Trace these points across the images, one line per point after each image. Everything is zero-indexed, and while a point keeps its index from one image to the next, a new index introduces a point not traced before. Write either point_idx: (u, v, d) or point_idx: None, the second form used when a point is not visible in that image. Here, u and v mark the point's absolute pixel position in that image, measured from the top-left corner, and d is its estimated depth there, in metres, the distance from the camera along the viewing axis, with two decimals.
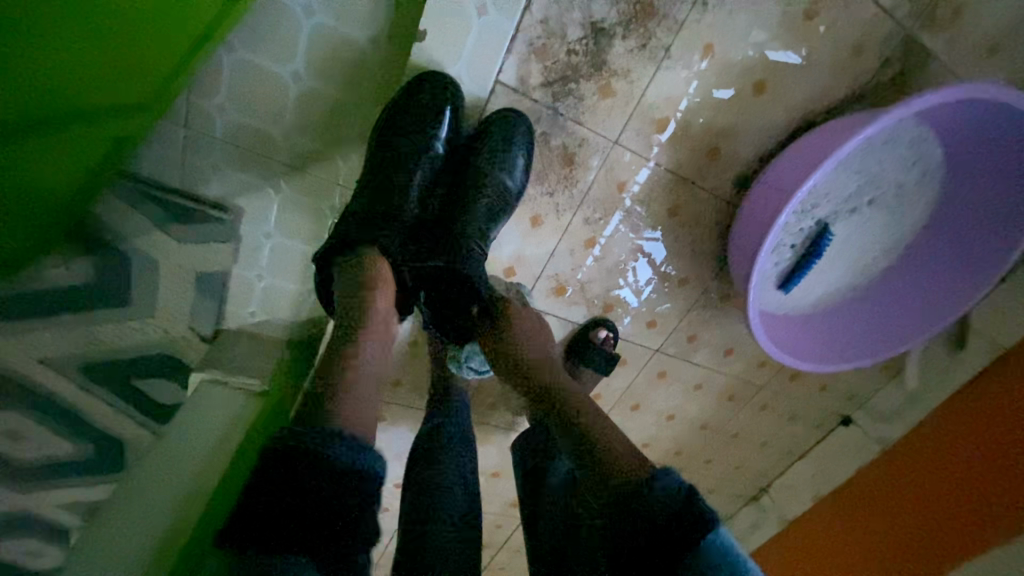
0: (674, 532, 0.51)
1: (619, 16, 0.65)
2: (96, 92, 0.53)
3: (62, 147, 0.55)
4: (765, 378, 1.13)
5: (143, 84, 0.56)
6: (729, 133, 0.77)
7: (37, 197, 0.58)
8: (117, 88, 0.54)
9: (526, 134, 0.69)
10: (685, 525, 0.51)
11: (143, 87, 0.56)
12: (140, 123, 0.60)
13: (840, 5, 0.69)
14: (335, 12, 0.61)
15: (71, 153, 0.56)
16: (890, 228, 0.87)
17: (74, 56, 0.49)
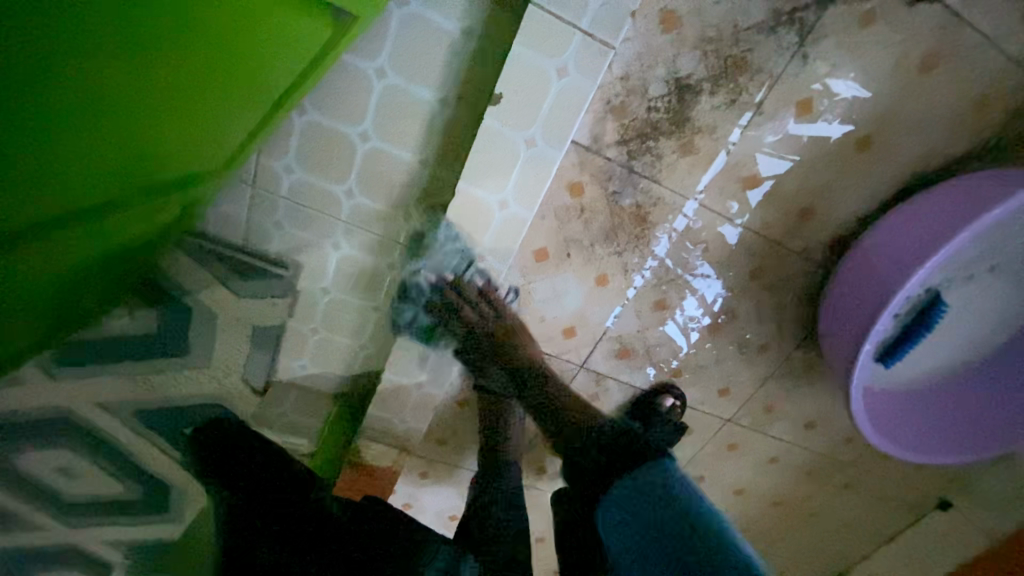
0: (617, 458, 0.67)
1: (707, 71, 0.59)
2: (165, 114, 0.48)
3: (121, 173, 0.50)
4: (851, 455, 1.00)
5: (208, 151, 0.54)
6: (825, 193, 0.69)
7: (117, 253, 0.60)
8: (190, 121, 0.50)
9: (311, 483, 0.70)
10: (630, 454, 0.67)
11: (209, 152, 0.54)
12: (204, 185, 0.59)
13: (963, 55, 0.61)
14: (407, 71, 0.58)
15: (142, 217, 0.57)
16: (1016, 299, 0.75)
17: (137, 133, 0.48)
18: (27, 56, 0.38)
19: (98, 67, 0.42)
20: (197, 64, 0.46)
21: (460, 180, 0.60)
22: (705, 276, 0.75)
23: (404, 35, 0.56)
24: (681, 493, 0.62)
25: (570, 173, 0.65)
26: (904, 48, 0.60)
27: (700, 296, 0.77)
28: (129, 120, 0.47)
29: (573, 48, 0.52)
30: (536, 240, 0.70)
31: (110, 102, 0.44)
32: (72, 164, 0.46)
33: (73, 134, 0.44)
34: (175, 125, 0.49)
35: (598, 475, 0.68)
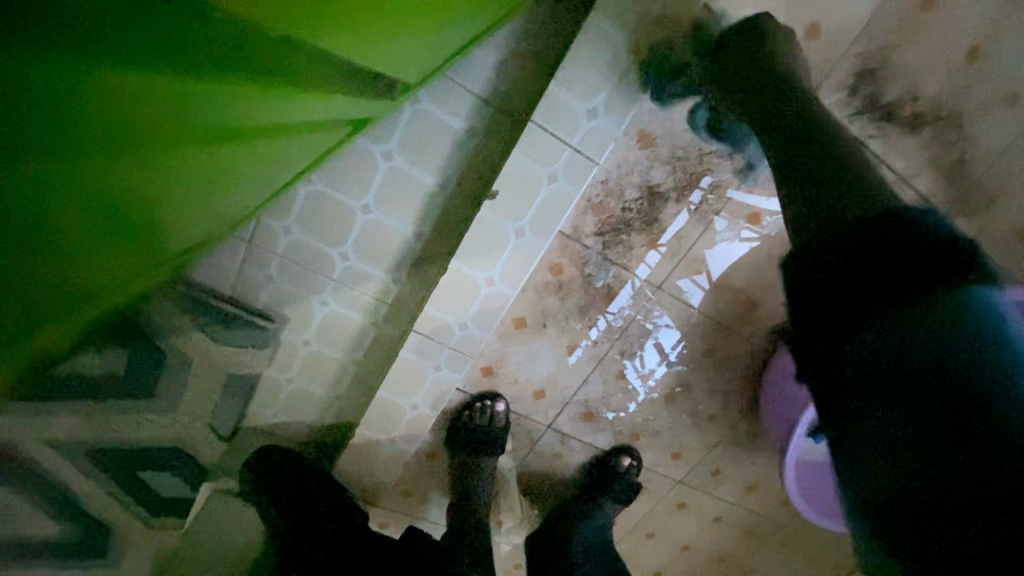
0: (884, 240, 0.40)
1: (675, 182, 0.68)
2: (193, 210, 0.51)
3: (141, 261, 0.53)
4: (787, 516, 1.09)
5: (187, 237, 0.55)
6: (769, 288, 0.79)
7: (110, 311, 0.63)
8: (213, 210, 0.53)
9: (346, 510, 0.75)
10: (944, 253, 0.38)
11: (186, 237, 0.55)
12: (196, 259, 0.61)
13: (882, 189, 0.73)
14: (412, 157, 0.63)
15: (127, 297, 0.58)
16: None
17: (105, 242, 0.47)
18: (66, 192, 0.40)
19: (130, 194, 0.44)
20: (224, 171, 0.48)
21: (453, 257, 0.65)
22: (667, 326, 0.81)
23: (412, 128, 0.61)
24: (985, 309, 0.36)
25: (551, 255, 0.71)
26: None
27: (661, 348, 0.83)
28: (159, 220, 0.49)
29: (562, 160, 0.60)
30: (516, 310, 0.75)
31: (143, 211, 0.47)
32: (97, 262, 0.49)
33: (104, 237, 0.47)
34: (200, 216, 0.53)
35: (856, 260, 0.41)
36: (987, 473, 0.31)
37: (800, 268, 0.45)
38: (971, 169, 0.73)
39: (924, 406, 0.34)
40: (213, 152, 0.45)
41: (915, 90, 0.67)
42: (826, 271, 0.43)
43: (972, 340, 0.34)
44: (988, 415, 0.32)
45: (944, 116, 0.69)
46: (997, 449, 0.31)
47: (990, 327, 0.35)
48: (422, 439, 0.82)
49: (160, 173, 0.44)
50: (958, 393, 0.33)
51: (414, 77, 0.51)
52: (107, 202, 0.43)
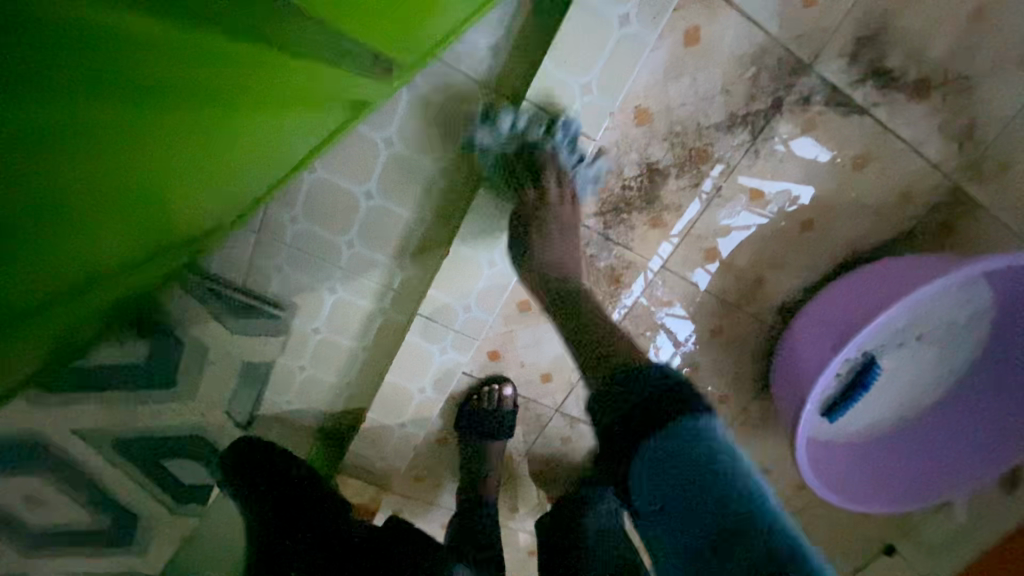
0: (640, 410, 0.49)
1: (674, 159, 0.68)
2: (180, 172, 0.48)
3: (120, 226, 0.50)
4: (804, 500, 1.07)
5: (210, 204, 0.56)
6: (775, 265, 0.78)
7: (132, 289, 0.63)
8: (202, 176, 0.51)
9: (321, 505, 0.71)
10: (657, 404, 0.49)
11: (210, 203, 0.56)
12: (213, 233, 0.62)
13: (889, 158, 0.72)
14: (412, 143, 0.64)
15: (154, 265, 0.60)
16: (940, 364, 0.85)
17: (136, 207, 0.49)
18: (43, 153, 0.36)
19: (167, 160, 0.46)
20: (215, 135, 0.46)
21: (454, 240, 0.66)
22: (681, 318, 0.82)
23: (410, 114, 0.62)
24: (700, 446, 0.46)
25: None
26: (841, 148, 0.71)
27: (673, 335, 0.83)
28: (144, 179, 0.46)
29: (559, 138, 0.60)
30: (520, 293, 0.76)
31: (126, 166, 0.43)
32: (71, 229, 0.45)
33: (78, 193, 0.42)
34: (186, 181, 0.50)
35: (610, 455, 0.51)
36: (727, 557, 0.45)
37: (611, 423, 0.51)
38: (983, 134, 0.71)
39: (688, 536, 0.46)
40: (207, 110, 0.43)
41: (918, 55, 0.66)
42: (619, 420, 0.50)
43: (690, 480, 0.46)
44: (740, 541, 0.44)
45: (950, 80, 0.68)
46: (738, 544, 0.44)
47: (701, 457, 0.46)
48: (431, 423, 0.83)
49: (147, 124, 0.41)
50: (737, 550, 0.44)
51: (410, 60, 0.52)
52: (92, 158, 0.40)
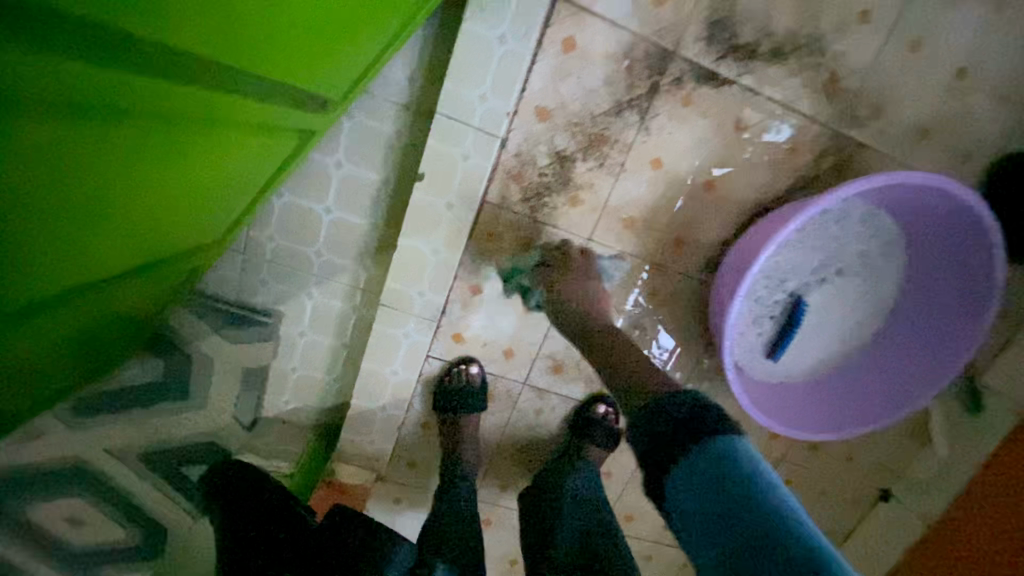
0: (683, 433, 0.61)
1: (577, 145, 0.80)
2: (133, 198, 0.53)
3: (97, 254, 0.56)
4: (781, 448, 1.12)
5: (201, 230, 0.70)
6: (691, 225, 0.88)
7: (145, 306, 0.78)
8: (183, 196, 0.60)
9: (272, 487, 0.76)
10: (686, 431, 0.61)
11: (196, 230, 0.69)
12: (203, 254, 0.76)
13: (767, 118, 0.83)
14: (357, 161, 0.79)
15: (157, 284, 0.73)
16: (866, 294, 0.91)
17: (137, 239, 0.60)
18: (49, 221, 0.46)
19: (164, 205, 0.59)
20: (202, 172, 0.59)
21: (401, 236, 0.80)
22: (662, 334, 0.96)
23: (352, 138, 0.77)
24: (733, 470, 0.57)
25: (489, 226, 0.84)
26: (723, 114, 0.82)
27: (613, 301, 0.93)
28: (138, 203, 0.54)
29: (469, 141, 0.74)
30: (472, 277, 0.87)
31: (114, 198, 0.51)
32: (71, 258, 0.53)
33: (91, 235, 0.53)
34: (174, 202, 0.59)
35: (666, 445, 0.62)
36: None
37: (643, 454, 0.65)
38: (847, 84, 0.82)
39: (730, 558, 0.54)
40: (178, 138, 0.51)
41: (767, 28, 0.77)
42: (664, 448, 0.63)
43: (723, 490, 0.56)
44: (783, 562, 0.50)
45: (805, 43, 0.79)
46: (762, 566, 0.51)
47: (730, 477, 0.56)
48: (410, 405, 0.94)
49: (148, 174, 0.52)
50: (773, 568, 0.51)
51: (340, 95, 0.67)
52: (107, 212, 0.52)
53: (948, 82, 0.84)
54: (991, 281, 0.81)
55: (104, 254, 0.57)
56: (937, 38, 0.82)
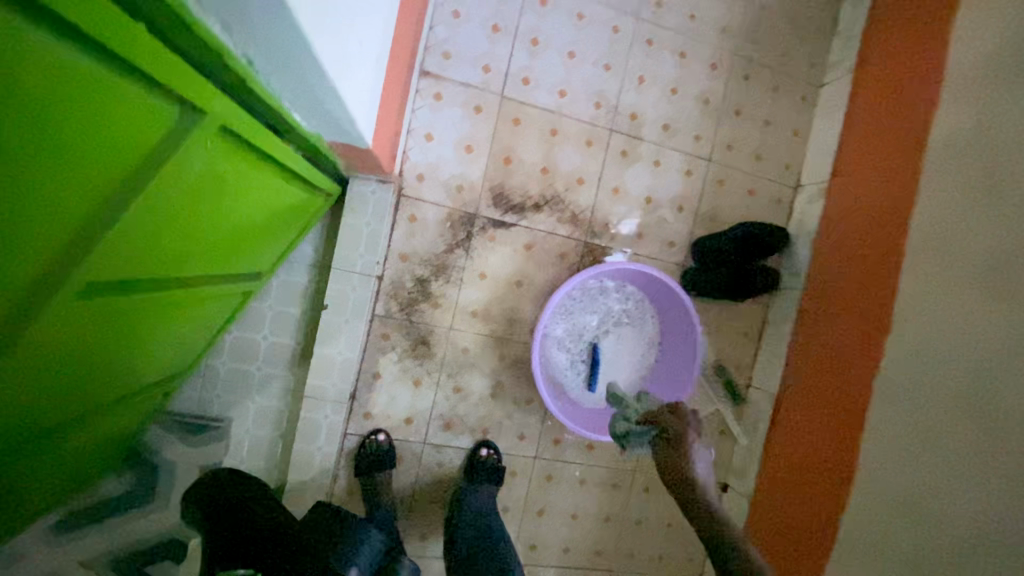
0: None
1: (429, 271, 1.28)
2: (117, 362, 0.79)
3: (86, 405, 0.80)
4: (634, 462, 1.48)
5: (160, 370, 0.97)
6: (516, 309, 1.35)
7: (111, 435, 1.00)
8: (148, 351, 0.86)
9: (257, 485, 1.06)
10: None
11: (156, 371, 0.96)
12: (161, 386, 1.03)
13: (543, 239, 1.36)
14: (285, 302, 1.21)
15: (120, 417, 0.97)
16: (638, 335, 1.39)
17: (115, 388, 0.86)
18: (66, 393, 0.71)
19: (137, 360, 0.85)
20: (163, 334, 0.86)
21: (317, 345, 1.21)
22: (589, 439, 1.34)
23: (281, 289, 1.21)
24: None
25: (379, 330, 1.26)
26: (516, 241, 1.34)
27: (477, 368, 1.34)
28: (119, 365, 0.80)
29: (356, 280, 1.21)
30: (372, 367, 1.26)
31: (106, 367, 0.76)
32: (68, 412, 0.76)
33: (85, 395, 0.77)
34: (142, 356, 0.86)
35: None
36: None
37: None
38: (585, 215, 1.38)
39: None
40: (154, 320, 0.79)
41: (527, 193, 1.34)
42: None
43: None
44: None
45: (552, 197, 1.35)
46: None
47: None
48: (337, 473, 1.24)
49: (131, 344, 0.79)
50: None
51: (269, 266, 1.11)
52: (101, 376, 0.77)
53: (645, 204, 1.42)
54: (692, 314, 1.30)
55: (91, 404, 0.81)
56: (628, 183, 1.40)
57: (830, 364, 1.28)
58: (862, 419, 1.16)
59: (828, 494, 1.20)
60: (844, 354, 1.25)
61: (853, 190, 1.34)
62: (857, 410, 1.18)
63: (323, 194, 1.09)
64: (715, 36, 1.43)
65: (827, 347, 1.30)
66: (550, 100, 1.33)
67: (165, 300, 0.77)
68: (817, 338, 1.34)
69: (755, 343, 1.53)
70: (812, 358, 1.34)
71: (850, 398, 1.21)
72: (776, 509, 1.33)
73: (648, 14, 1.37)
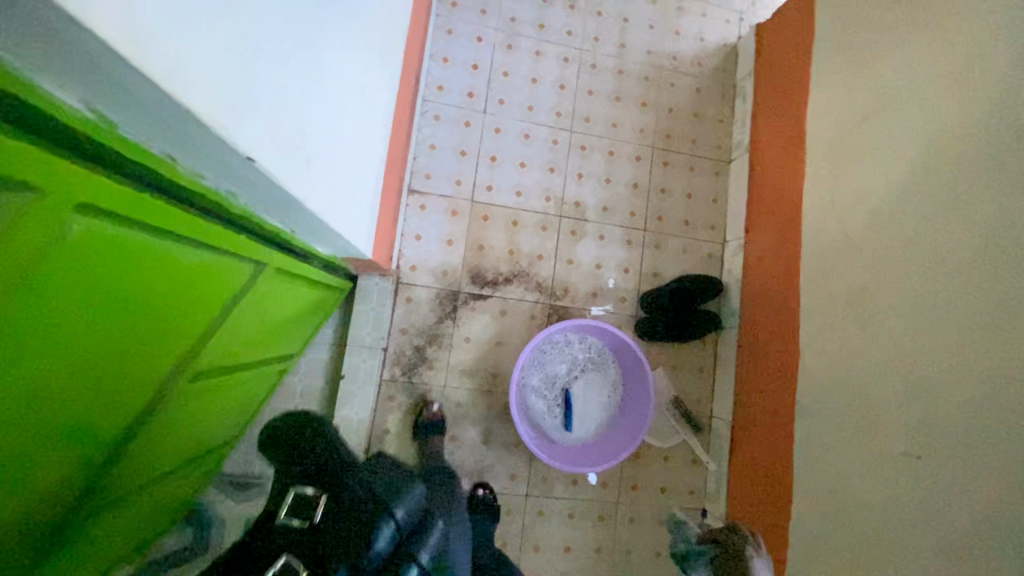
0: None
1: (424, 341, 1.60)
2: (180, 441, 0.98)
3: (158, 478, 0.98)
4: (616, 494, 1.66)
5: (207, 444, 1.16)
6: (497, 365, 1.64)
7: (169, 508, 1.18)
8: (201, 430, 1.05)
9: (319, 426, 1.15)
10: None
11: (204, 446, 1.15)
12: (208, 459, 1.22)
13: (515, 306, 1.69)
14: (312, 376, 1.54)
15: (176, 492, 1.14)
16: (602, 378, 1.65)
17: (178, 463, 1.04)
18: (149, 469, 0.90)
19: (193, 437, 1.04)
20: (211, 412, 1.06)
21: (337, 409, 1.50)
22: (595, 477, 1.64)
23: (308, 366, 1.54)
24: None
25: (387, 392, 1.55)
26: (493, 310, 1.67)
27: (469, 418, 1.60)
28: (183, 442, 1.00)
29: (366, 353, 1.54)
30: (383, 423, 1.54)
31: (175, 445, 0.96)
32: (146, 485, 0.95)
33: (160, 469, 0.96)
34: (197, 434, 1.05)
35: None
36: None
37: None
38: (547, 283, 1.71)
39: None
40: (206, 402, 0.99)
41: (498, 271, 1.69)
42: None
43: None
44: None
45: (518, 272, 1.70)
46: None
47: None
48: None
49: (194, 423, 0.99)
50: None
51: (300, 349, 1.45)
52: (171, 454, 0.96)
53: (596, 270, 1.75)
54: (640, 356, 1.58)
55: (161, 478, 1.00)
56: (580, 255, 1.75)
57: (765, 371, 1.53)
58: (791, 414, 1.39)
59: (780, 485, 1.39)
60: (773, 360, 1.50)
61: (760, 227, 1.66)
62: (787, 405, 1.41)
63: (336, 287, 1.41)
64: (635, 136, 1.83)
65: (760, 357, 1.56)
66: (509, 199, 1.72)
67: (221, 382, 1.01)
68: (753, 352, 1.60)
69: (710, 378, 1.77)
70: (752, 369, 1.59)
71: (782, 397, 1.44)
72: (747, 510, 1.51)
73: (579, 128, 1.80)
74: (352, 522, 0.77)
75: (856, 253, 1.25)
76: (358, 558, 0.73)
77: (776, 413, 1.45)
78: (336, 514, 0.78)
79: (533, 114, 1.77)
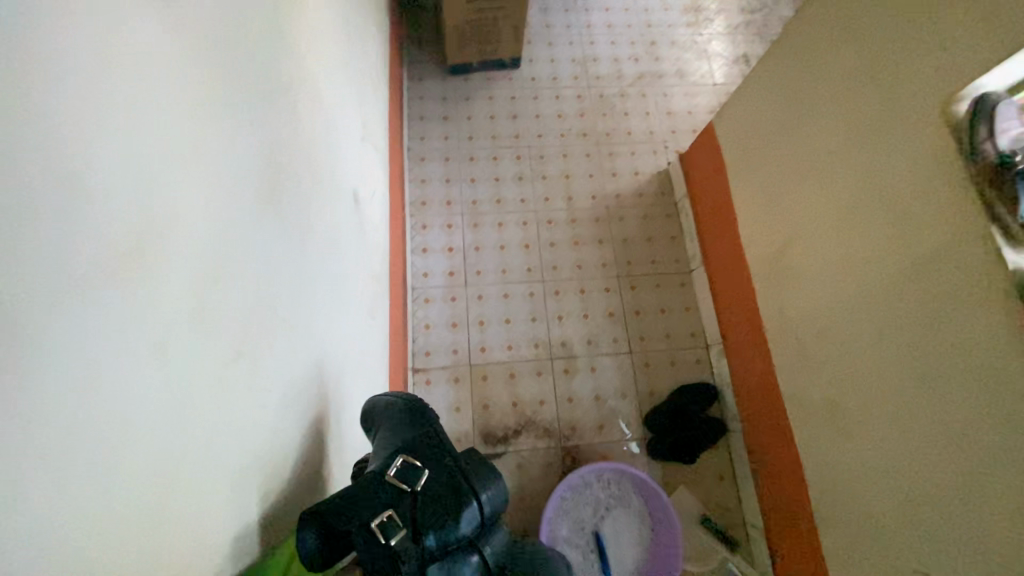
0: None
1: None
2: None
3: None
4: None
5: None
6: (524, 518, 1.72)
7: None
8: None
9: (398, 396, 1.01)
10: None
11: None
12: None
13: (528, 455, 1.80)
14: None
15: None
16: (627, 513, 1.70)
17: None
18: None
19: None
20: None
21: None
22: None
23: None
24: None
25: None
26: (508, 464, 1.78)
27: None
28: None
29: None
30: None
31: None
32: None
33: None
34: None
35: None
36: None
37: None
38: (553, 426, 1.83)
39: None
40: None
41: (506, 426, 1.82)
42: None
43: None
44: None
45: (525, 421, 1.83)
46: None
47: None
48: None
49: None
50: None
51: None
52: None
53: (596, 401, 1.88)
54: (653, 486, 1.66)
55: None
56: (578, 391, 1.89)
57: (777, 477, 1.58)
58: (812, 525, 1.42)
59: None
60: (781, 466, 1.56)
61: (734, 333, 1.81)
62: (806, 515, 1.45)
63: None
64: (600, 271, 2.06)
65: (770, 462, 1.62)
66: (502, 355, 1.91)
67: None
68: (762, 457, 1.66)
69: (734, 484, 1.80)
70: (766, 474, 1.64)
71: (799, 507, 1.48)
72: None
73: (550, 276, 2.04)
74: (448, 499, 0.69)
75: (817, 366, 1.36)
76: (448, 536, 0.67)
77: (799, 524, 1.48)
78: (436, 490, 0.70)
79: (507, 274, 2.03)
